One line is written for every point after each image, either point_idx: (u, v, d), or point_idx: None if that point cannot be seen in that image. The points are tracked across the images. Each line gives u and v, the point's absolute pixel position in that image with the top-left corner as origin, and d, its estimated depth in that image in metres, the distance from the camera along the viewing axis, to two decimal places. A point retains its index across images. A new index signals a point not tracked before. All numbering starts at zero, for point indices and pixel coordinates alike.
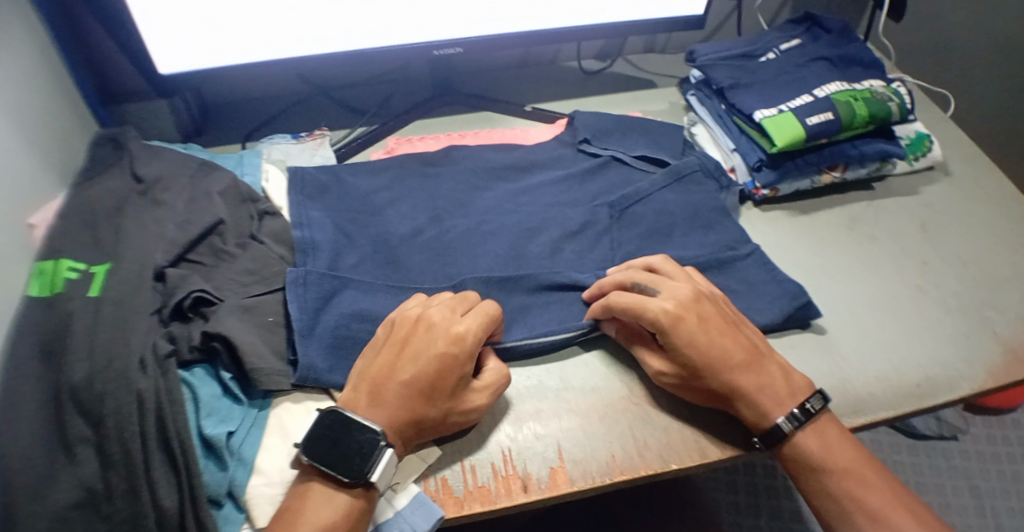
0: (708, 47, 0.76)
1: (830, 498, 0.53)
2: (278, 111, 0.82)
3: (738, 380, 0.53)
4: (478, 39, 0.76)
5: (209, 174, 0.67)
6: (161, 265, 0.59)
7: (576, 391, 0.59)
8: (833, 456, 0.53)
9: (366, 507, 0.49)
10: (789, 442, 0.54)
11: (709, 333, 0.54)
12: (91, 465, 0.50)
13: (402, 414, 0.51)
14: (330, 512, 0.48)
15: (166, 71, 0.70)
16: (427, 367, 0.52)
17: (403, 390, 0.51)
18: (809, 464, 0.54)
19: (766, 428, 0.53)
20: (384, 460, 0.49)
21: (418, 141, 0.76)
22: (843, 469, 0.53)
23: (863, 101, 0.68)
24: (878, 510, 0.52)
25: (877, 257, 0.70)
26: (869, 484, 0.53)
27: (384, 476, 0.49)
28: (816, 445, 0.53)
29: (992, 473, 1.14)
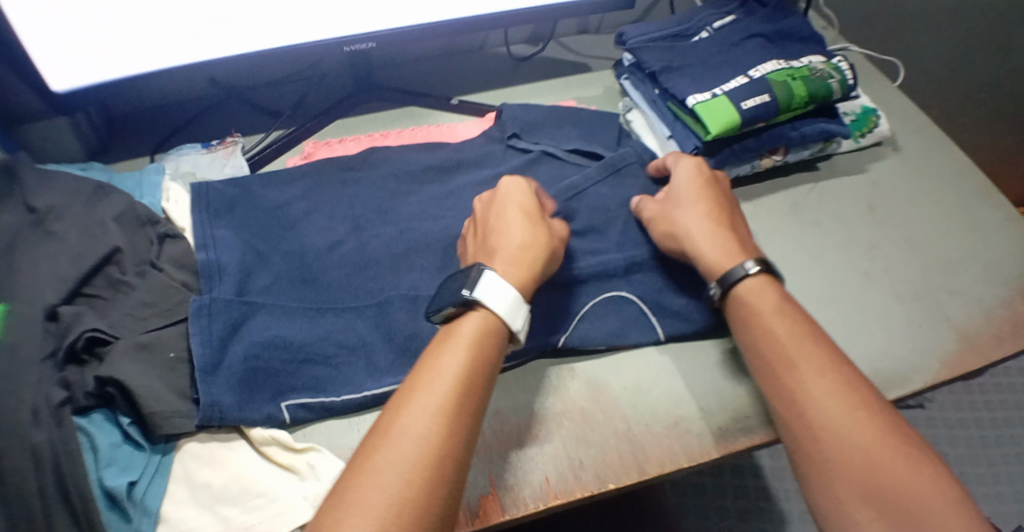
0: (638, 28, 0.71)
1: (771, 341, 0.52)
2: (189, 119, 0.77)
3: (697, 225, 0.58)
4: (396, 31, 0.71)
5: (107, 197, 0.62)
6: (52, 303, 0.54)
7: (508, 408, 0.56)
8: (778, 301, 0.53)
9: (493, 324, 0.49)
10: (740, 284, 0.55)
11: (696, 182, 0.61)
12: None
13: (506, 241, 0.54)
14: (460, 338, 0.48)
15: (60, 88, 0.64)
16: (513, 213, 0.56)
17: (509, 233, 0.55)
18: (756, 311, 0.53)
19: (721, 273, 0.56)
20: (480, 275, 0.50)
21: (337, 145, 0.72)
22: (788, 317, 0.52)
23: (801, 81, 0.64)
24: (815, 356, 0.50)
25: (824, 243, 0.67)
26: (810, 334, 0.52)
27: (491, 290, 0.50)
28: (765, 292, 0.54)
29: (959, 439, 1.14)
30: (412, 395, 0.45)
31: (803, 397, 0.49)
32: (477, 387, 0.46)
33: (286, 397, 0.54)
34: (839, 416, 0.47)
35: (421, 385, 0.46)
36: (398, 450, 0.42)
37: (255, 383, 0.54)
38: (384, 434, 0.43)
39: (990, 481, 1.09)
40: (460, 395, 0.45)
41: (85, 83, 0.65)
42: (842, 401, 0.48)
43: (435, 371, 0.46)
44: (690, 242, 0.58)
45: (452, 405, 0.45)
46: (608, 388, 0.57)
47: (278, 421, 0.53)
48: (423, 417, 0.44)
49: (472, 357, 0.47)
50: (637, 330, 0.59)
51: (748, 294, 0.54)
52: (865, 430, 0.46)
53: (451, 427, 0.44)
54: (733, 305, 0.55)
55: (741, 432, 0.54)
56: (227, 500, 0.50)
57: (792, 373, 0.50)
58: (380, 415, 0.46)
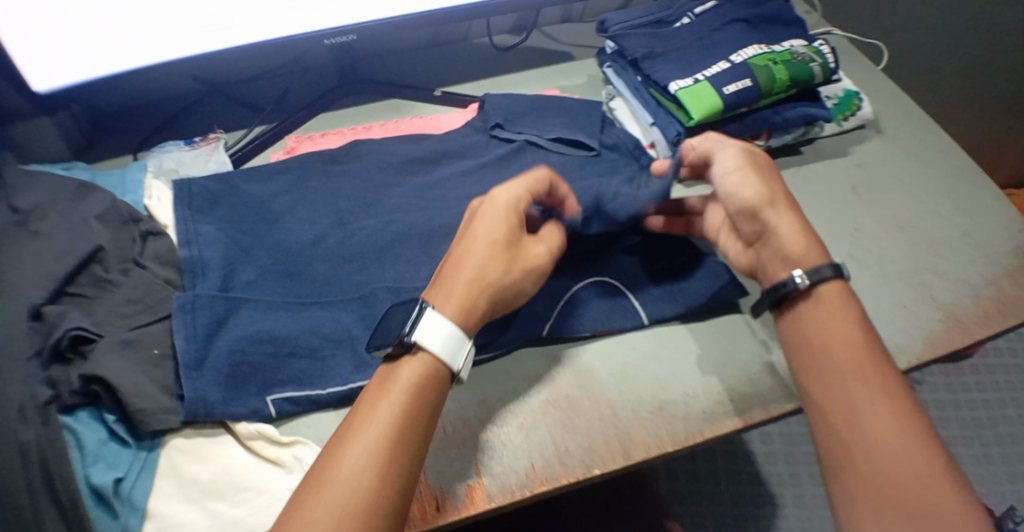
0: (619, 15, 0.71)
1: (843, 350, 0.50)
2: (171, 116, 0.76)
3: (776, 209, 0.55)
4: (377, 24, 0.71)
5: (90, 196, 0.62)
6: (37, 302, 0.53)
7: (494, 397, 0.56)
8: (855, 313, 0.52)
9: (433, 368, 0.48)
10: (826, 284, 0.53)
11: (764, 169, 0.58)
12: None
13: (463, 274, 0.51)
14: (400, 381, 0.47)
15: (42, 88, 0.64)
16: (488, 227, 0.52)
17: (467, 258, 0.51)
18: (818, 316, 0.52)
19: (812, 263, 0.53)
20: (422, 313, 0.49)
21: (320, 138, 0.72)
22: (862, 331, 0.51)
23: (782, 65, 0.64)
24: (882, 374, 0.49)
25: (808, 226, 0.67)
26: (878, 353, 0.50)
27: (432, 328, 0.48)
28: (845, 302, 0.52)
29: (952, 420, 1.15)
30: (348, 443, 0.45)
31: (864, 413, 0.47)
32: (417, 433, 0.46)
33: (273, 391, 0.54)
34: (899, 442, 0.46)
35: (359, 432, 0.45)
36: (328, 502, 0.42)
37: (241, 378, 0.54)
38: (320, 484, 0.43)
39: (982, 461, 1.10)
40: (394, 444, 0.45)
41: (68, 82, 0.64)
42: (903, 427, 0.47)
43: (374, 417, 0.46)
44: (771, 221, 0.55)
45: (387, 454, 0.44)
46: (594, 375, 0.57)
47: (265, 415, 0.53)
48: (359, 468, 0.43)
49: (412, 402, 0.47)
50: (622, 317, 0.59)
51: (832, 296, 0.52)
52: (921, 461, 0.45)
53: (382, 480, 0.43)
54: (817, 299, 0.53)
55: (725, 415, 0.55)
56: (215, 494, 0.51)
57: (851, 383, 0.49)
58: (318, 458, 0.45)
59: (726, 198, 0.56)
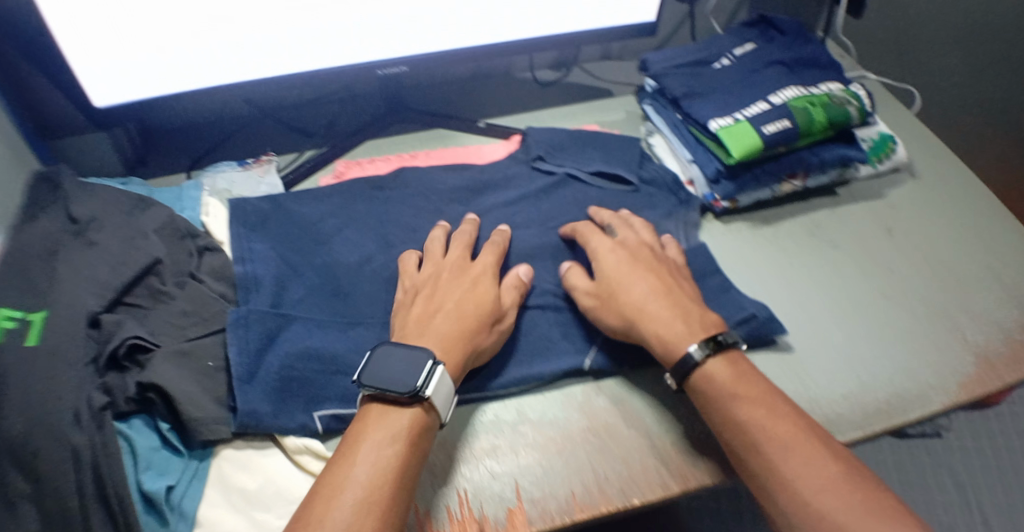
0: (661, 55, 0.74)
1: (733, 430, 0.50)
2: (224, 137, 0.80)
3: (646, 306, 0.56)
4: (425, 56, 0.74)
5: (146, 211, 0.64)
6: (95, 310, 0.56)
7: (535, 424, 0.57)
8: (734, 386, 0.51)
9: (425, 423, 0.49)
10: (696, 371, 0.52)
11: (636, 270, 0.59)
12: (33, 521, 0.47)
13: (452, 334, 0.53)
14: (395, 427, 0.48)
15: (101, 103, 0.67)
16: (466, 293, 0.57)
17: (452, 319, 0.55)
18: (714, 392, 0.51)
19: (676, 361, 0.53)
20: (437, 373, 0.50)
21: (368, 164, 0.74)
22: (747, 401, 0.50)
23: (820, 107, 0.66)
24: (772, 432, 0.49)
25: (843, 265, 0.68)
26: (771, 416, 0.50)
27: (440, 389, 0.50)
28: (721, 375, 0.52)
29: (980, 469, 1.13)
30: (341, 491, 0.45)
31: (777, 483, 0.47)
32: (409, 482, 0.47)
33: (319, 407, 0.55)
34: (815, 496, 0.45)
35: (353, 479, 0.45)
36: None
37: (289, 393, 0.55)
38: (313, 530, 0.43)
39: (1011, 513, 1.08)
40: (391, 491, 0.45)
41: (126, 99, 0.68)
42: (816, 480, 0.46)
43: (365, 466, 0.46)
44: (642, 322, 0.55)
45: (386, 500, 0.45)
46: (632, 405, 0.58)
47: (311, 430, 0.54)
48: (357, 512, 0.44)
49: (408, 451, 0.47)
50: None
51: (711, 372, 0.52)
52: (845, 509, 0.45)
53: (380, 524, 0.44)
54: (693, 389, 0.53)
55: None
56: (262, 506, 0.51)
57: (766, 448, 0.48)
58: (299, 510, 0.45)
59: (598, 310, 0.58)
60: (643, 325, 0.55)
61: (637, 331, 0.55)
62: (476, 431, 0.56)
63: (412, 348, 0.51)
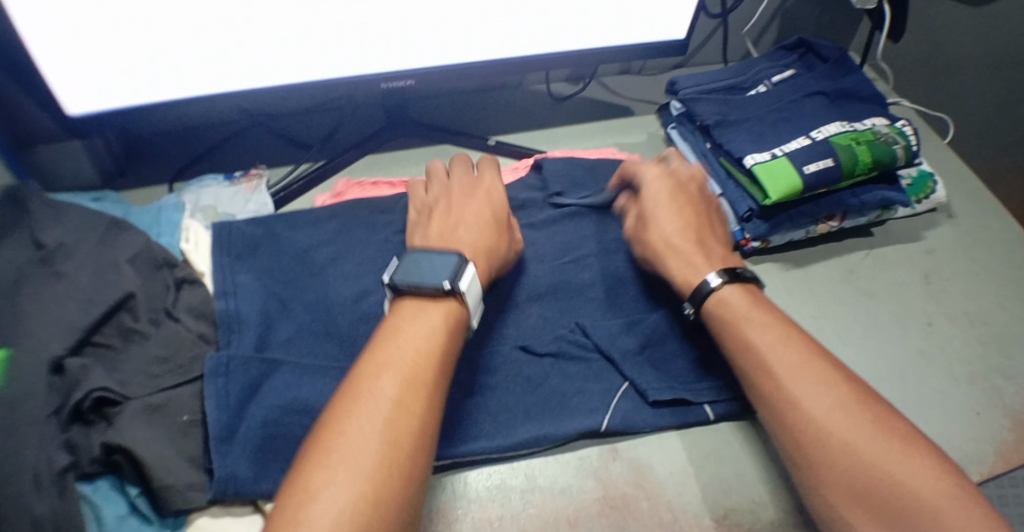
0: (691, 77, 0.69)
1: (746, 353, 0.50)
2: (211, 147, 0.73)
3: (676, 239, 0.57)
4: (434, 69, 0.67)
5: (121, 236, 0.58)
6: (58, 355, 0.49)
7: (545, 492, 0.51)
8: (747, 311, 0.52)
9: (462, 312, 0.49)
10: (710, 297, 0.53)
11: (676, 203, 0.59)
12: None
13: (478, 242, 0.54)
14: (429, 318, 0.48)
15: (74, 111, 0.60)
16: (485, 206, 0.57)
17: (474, 229, 0.55)
18: (727, 317, 0.52)
19: (692, 289, 0.54)
20: (467, 270, 0.49)
21: (368, 184, 0.68)
22: (760, 324, 0.51)
23: (865, 145, 0.60)
24: (784, 355, 0.49)
25: (876, 315, 0.63)
26: (783, 340, 0.50)
27: (470, 288, 0.50)
28: (735, 301, 0.52)
29: None
30: (386, 367, 0.44)
31: (788, 404, 0.47)
32: (449, 364, 0.47)
33: None
34: (824, 418, 0.46)
35: (396, 355, 0.45)
36: (367, 426, 0.41)
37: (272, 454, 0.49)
38: (361, 400, 0.43)
39: None
40: (436, 367, 0.45)
41: (102, 108, 0.61)
42: (827, 402, 0.46)
43: (408, 344, 0.46)
44: (668, 258, 0.57)
45: (431, 376, 0.45)
46: (652, 472, 0.52)
47: None
48: (403, 386, 0.43)
49: (449, 336, 0.47)
50: (683, 409, 0.55)
51: (723, 297, 0.53)
52: (854, 428, 0.45)
53: (428, 396, 0.44)
54: (709, 316, 0.53)
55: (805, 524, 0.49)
56: None
57: (778, 371, 0.48)
58: (344, 385, 0.44)
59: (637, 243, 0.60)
60: (669, 258, 0.56)
61: (663, 263, 0.57)
62: (479, 498, 0.51)
63: (438, 252, 0.50)
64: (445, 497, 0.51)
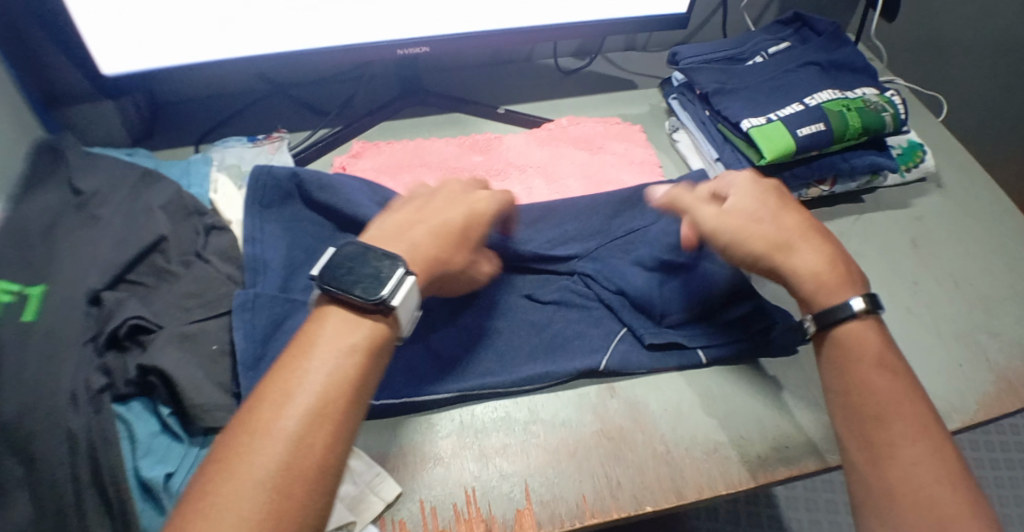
0: (691, 49, 0.73)
1: (865, 392, 0.47)
2: (234, 112, 0.77)
3: (796, 254, 0.52)
4: (447, 37, 0.70)
5: (153, 185, 0.62)
6: (96, 288, 0.54)
7: (547, 425, 0.55)
8: (879, 352, 0.48)
9: (389, 336, 0.45)
10: (844, 324, 0.49)
11: (787, 202, 0.55)
12: (26, 510, 0.45)
13: (424, 252, 0.50)
14: (366, 340, 0.43)
15: (109, 71, 0.65)
16: (453, 216, 0.53)
17: (433, 235, 0.51)
18: (852, 351, 0.49)
19: (821, 307, 0.50)
20: (408, 285, 0.45)
21: (385, 145, 0.71)
22: (886, 370, 0.47)
23: (855, 112, 0.65)
24: (908, 414, 0.45)
25: (866, 275, 0.66)
26: (907, 394, 0.46)
27: (406, 300, 0.45)
28: (864, 338, 0.49)
29: (1005, 480, 1.03)
30: (291, 398, 0.40)
31: (884, 453, 0.44)
32: (365, 395, 0.42)
33: None
34: (930, 491, 0.42)
35: (303, 385, 0.40)
36: (266, 461, 0.37)
37: None
38: (258, 438, 0.38)
39: None
40: (353, 401, 0.41)
41: (134, 68, 0.65)
42: (938, 474, 0.43)
43: (317, 373, 0.41)
44: (793, 255, 0.52)
45: (339, 411, 0.40)
46: (647, 409, 0.56)
47: None
48: (308, 421, 0.39)
49: (368, 362, 0.43)
50: (678, 353, 0.58)
51: (856, 329, 0.49)
52: (949, 500, 0.41)
53: (337, 435, 0.40)
54: (833, 341, 0.50)
55: (790, 458, 0.53)
56: None
57: (892, 419, 0.45)
58: (241, 413, 0.40)
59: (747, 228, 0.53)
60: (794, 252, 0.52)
61: (784, 260, 0.52)
62: (486, 428, 0.55)
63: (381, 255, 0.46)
64: (454, 426, 0.55)
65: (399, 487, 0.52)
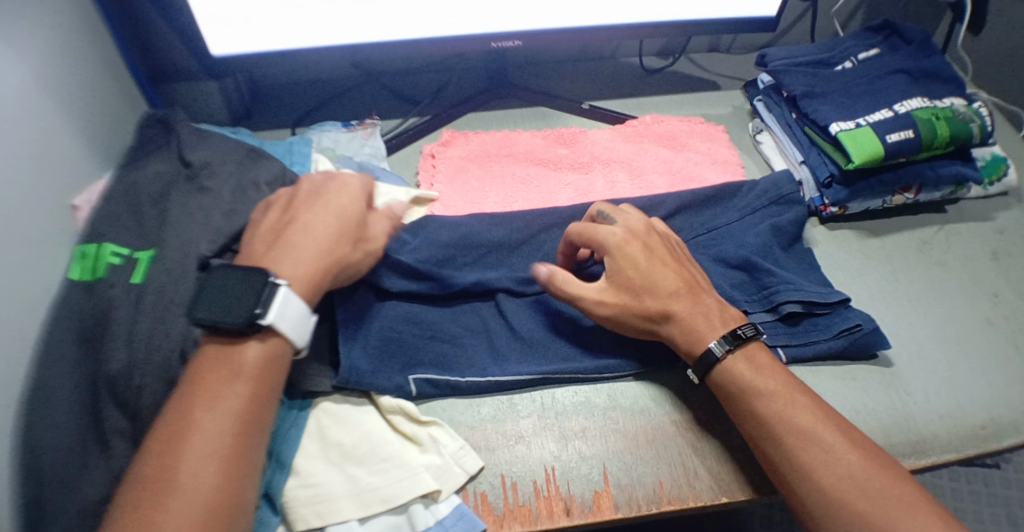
0: (781, 51, 0.74)
1: (767, 419, 0.49)
2: (331, 97, 0.81)
3: (676, 306, 0.53)
4: (539, 31, 0.72)
5: (258, 162, 0.65)
6: (205, 255, 0.57)
7: (625, 412, 0.57)
8: (759, 376, 0.51)
9: (274, 353, 0.48)
10: (723, 364, 0.52)
11: (654, 261, 0.55)
12: (127, 458, 0.50)
13: (312, 251, 0.52)
14: (243, 370, 0.47)
15: (218, 53, 0.69)
16: (326, 209, 0.55)
17: (306, 232, 0.53)
18: (741, 383, 0.51)
19: (698, 361, 0.52)
20: (278, 296, 0.48)
21: (474, 135, 0.74)
22: (786, 395, 0.50)
23: (944, 121, 0.65)
24: (816, 424, 0.48)
25: (945, 284, 0.66)
26: (806, 406, 0.49)
27: (285, 313, 0.48)
28: (742, 369, 0.51)
29: None
30: (181, 454, 0.43)
31: (802, 471, 0.47)
32: (256, 429, 0.46)
33: (414, 371, 0.56)
34: (859, 492, 0.45)
35: (192, 436, 0.44)
36: (173, 509, 0.41)
37: (389, 354, 0.56)
38: (158, 497, 0.41)
39: None
40: (237, 433, 0.45)
41: (240, 50, 0.69)
42: (838, 470, 0.46)
43: (205, 424, 0.44)
44: (672, 324, 0.54)
45: (232, 450, 0.44)
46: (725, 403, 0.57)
47: (406, 392, 0.55)
48: (203, 467, 0.43)
49: (254, 392, 0.46)
50: None
51: (751, 366, 0.51)
52: (876, 503, 0.44)
53: (231, 468, 0.44)
54: (716, 384, 0.52)
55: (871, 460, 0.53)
56: (356, 460, 0.52)
57: (811, 435, 0.48)
58: (144, 465, 0.43)
59: (638, 304, 0.54)
60: (670, 325, 0.54)
61: (666, 330, 0.54)
62: (566, 410, 0.57)
63: (246, 269, 0.48)
64: (535, 407, 0.57)
65: (483, 462, 0.54)
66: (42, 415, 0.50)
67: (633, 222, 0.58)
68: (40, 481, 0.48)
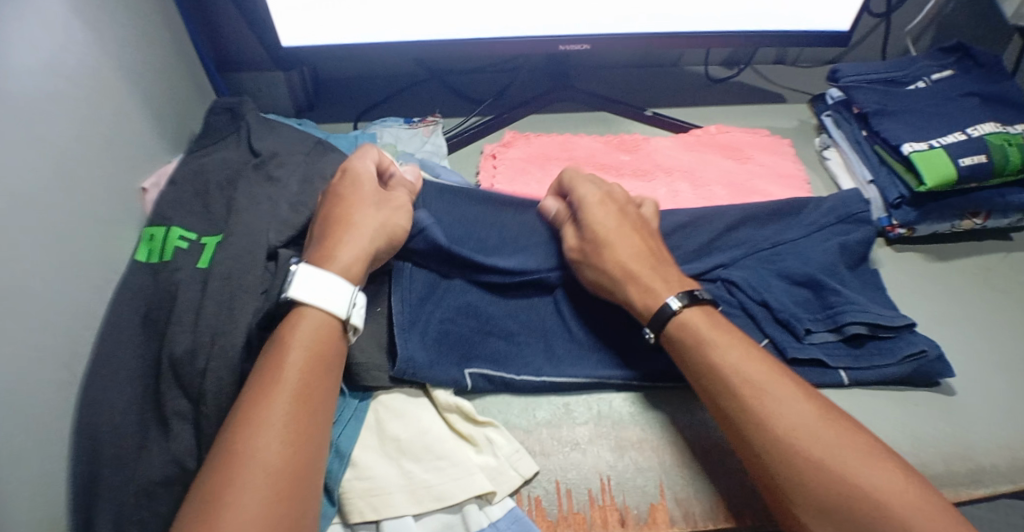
0: (853, 67, 0.72)
1: (721, 371, 0.48)
2: (393, 92, 0.82)
3: (632, 264, 0.55)
4: (606, 36, 0.72)
5: (325, 155, 0.67)
6: (274, 244, 0.58)
7: (682, 424, 0.56)
8: (711, 330, 0.50)
9: (321, 321, 0.50)
10: (673, 321, 0.52)
11: (618, 224, 0.58)
12: (186, 440, 0.50)
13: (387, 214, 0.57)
14: (312, 321, 0.49)
15: (287, 44, 0.69)
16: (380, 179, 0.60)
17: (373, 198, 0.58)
18: (694, 338, 0.50)
19: (653, 317, 0.52)
20: (295, 274, 0.51)
21: (535, 137, 0.74)
22: (738, 349, 0.49)
23: (1016, 148, 0.63)
24: (769, 375, 0.47)
25: (1012, 313, 0.64)
26: (756, 358, 0.49)
27: (312, 288, 0.50)
28: (696, 323, 0.51)
29: None
30: (267, 394, 0.45)
31: (759, 423, 0.45)
32: (329, 377, 0.48)
33: (470, 364, 0.56)
34: (815, 438, 0.44)
35: (276, 381, 0.46)
36: (263, 439, 0.43)
37: (446, 346, 0.56)
38: (239, 448, 0.42)
39: None
40: (315, 375, 0.47)
41: (308, 42, 0.69)
42: (792, 416, 0.45)
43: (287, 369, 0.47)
44: (628, 284, 0.54)
45: (310, 390, 0.46)
46: None
47: (462, 386, 0.55)
48: (283, 418, 0.44)
49: (324, 341, 0.49)
50: (821, 370, 0.56)
51: (701, 320, 0.51)
52: (832, 448, 0.43)
53: (312, 406, 0.46)
54: (672, 342, 0.52)
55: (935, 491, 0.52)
56: (412, 456, 0.52)
57: (765, 385, 0.47)
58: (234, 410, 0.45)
59: (599, 257, 0.56)
60: (626, 282, 0.54)
61: (620, 289, 0.55)
62: (622, 420, 0.57)
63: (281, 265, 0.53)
64: (591, 414, 0.57)
65: (537, 466, 0.53)
66: (107, 393, 0.51)
67: (611, 191, 0.61)
68: (100, 459, 0.49)
